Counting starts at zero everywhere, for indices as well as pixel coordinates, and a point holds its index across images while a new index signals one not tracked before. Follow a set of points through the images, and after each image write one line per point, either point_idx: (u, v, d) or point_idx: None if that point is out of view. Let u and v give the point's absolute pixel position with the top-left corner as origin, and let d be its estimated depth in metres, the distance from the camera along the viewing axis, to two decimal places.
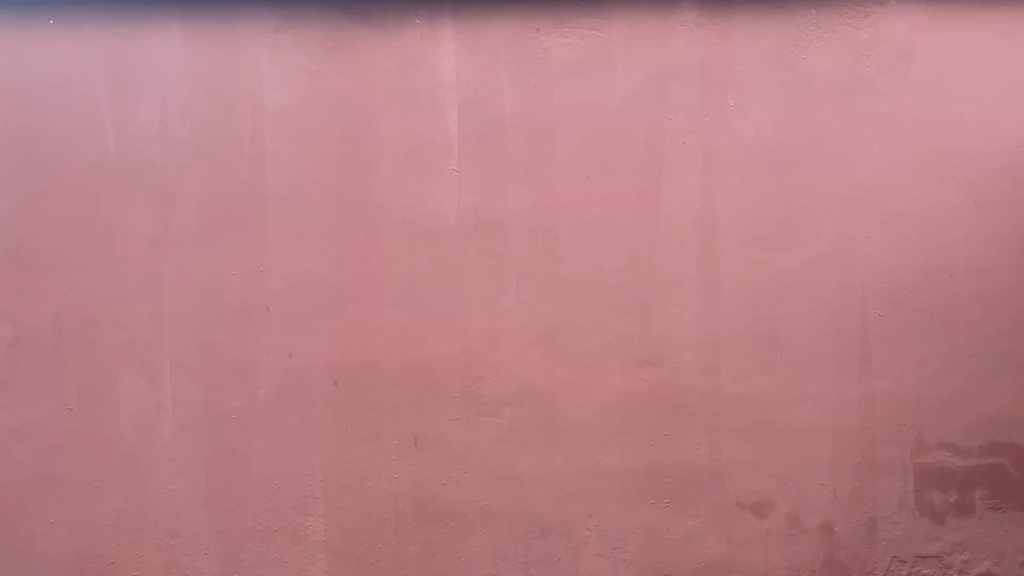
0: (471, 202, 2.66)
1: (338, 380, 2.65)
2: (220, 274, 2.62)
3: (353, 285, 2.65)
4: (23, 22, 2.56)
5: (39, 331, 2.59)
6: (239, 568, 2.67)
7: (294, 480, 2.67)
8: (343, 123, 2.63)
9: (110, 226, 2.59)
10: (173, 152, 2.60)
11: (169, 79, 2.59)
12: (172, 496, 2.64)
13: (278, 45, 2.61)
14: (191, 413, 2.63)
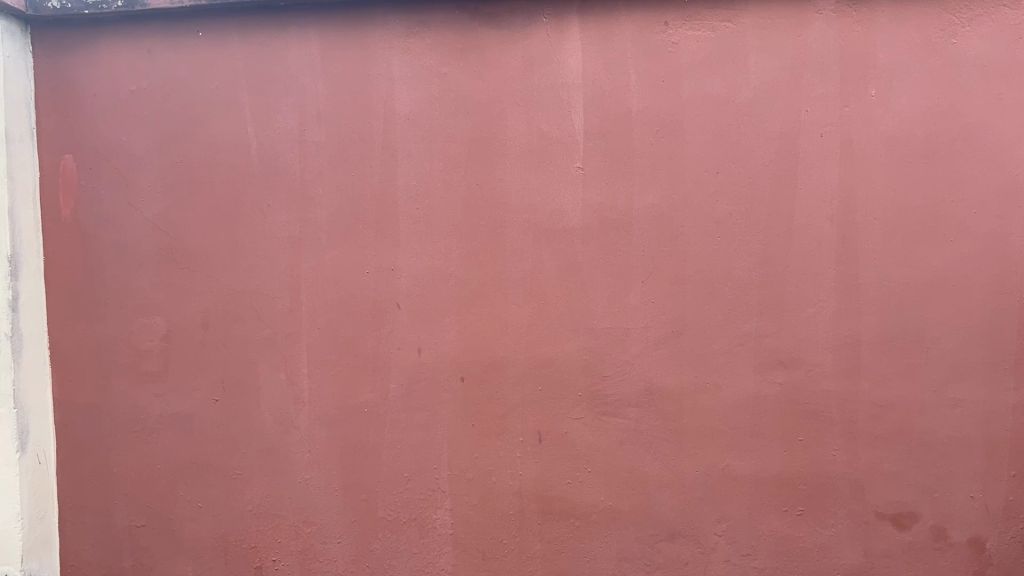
0: (597, 200, 2.64)
1: (464, 376, 2.70)
2: (354, 272, 2.71)
3: (480, 283, 2.68)
4: (174, 34, 2.72)
5: (189, 325, 2.75)
6: (370, 557, 2.76)
7: (422, 474, 2.73)
8: (470, 123, 2.67)
9: (253, 226, 2.73)
10: (311, 155, 2.71)
11: (307, 85, 2.70)
12: (308, 485, 2.76)
13: (408, 49, 2.67)
14: (326, 406, 2.74)
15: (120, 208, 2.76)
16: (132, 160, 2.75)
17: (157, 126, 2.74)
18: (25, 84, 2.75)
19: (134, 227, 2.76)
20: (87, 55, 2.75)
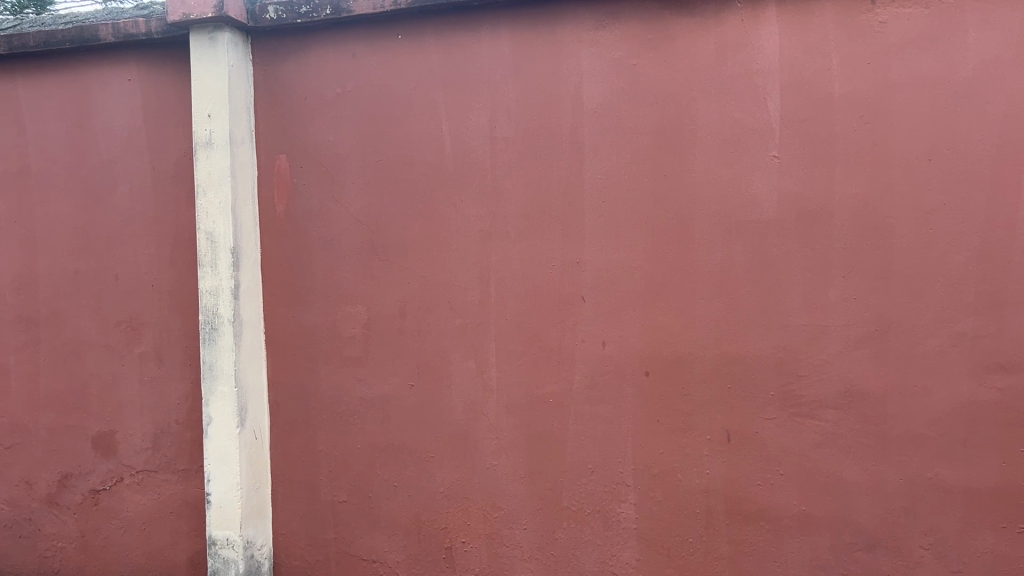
0: (793, 189, 2.54)
1: (649, 371, 2.67)
2: (541, 265, 2.75)
3: (668, 277, 2.64)
4: (377, 38, 2.87)
5: (386, 314, 2.91)
6: (554, 545, 2.79)
7: (606, 467, 2.73)
8: (659, 114, 2.63)
9: (446, 219, 2.83)
10: (501, 149, 2.77)
11: (499, 81, 2.77)
12: (495, 471, 2.83)
13: (598, 41, 2.68)
14: (513, 395, 2.80)
15: (327, 204, 2.95)
16: (338, 159, 2.94)
17: (360, 126, 2.91)
18: (246, 90, 3.00)
19: (338, 221, 2.94)
20: (299, 61, 2.96)
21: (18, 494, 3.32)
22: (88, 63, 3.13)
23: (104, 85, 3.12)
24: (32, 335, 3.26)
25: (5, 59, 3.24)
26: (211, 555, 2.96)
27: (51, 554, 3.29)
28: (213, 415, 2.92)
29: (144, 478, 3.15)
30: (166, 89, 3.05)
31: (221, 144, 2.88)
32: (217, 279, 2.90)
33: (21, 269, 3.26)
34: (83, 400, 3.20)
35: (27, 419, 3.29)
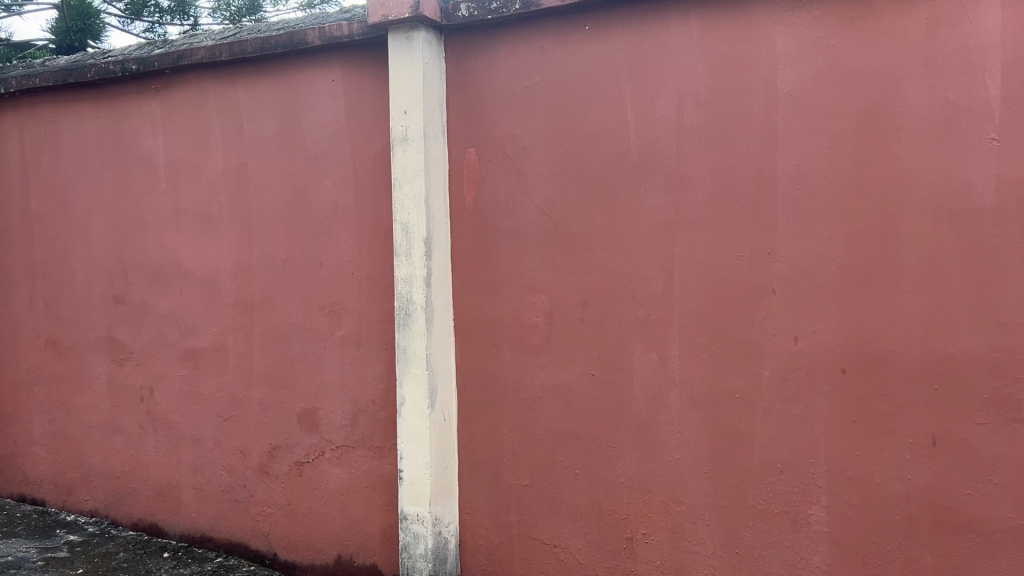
0: (1014, 175, 2.32)
1: (845, 368, 2.54)
2: (729, 256, 2.68)
3: (867, 269, 2.50)
4: (565, 30, 2.90)
5: (570, 304, 2.93)
6: (739, 544, 2.72)
7: (796, 466, 2.62)
8: (860, 97, 2.49)
9: (631, 210, 2.82)
10: (688, 138, 2.72)
11: (688, 68, 2.71)
12: (678, 464, 2.79)
13: (794, 23, 2.57)
14: (697, 388, 2.75)
15: (513, 195, 3.02)
16: (524, 151, 2.99)
17: (546, 118, 2.94)
18: (439, 87, 3.11)
19: (524, 212, 3.00)
20: (488, 56, 3.04)
21: (235, 461, 3.66)
22: (298, 66, 3.37)
23: (312, 85, 3.35)
24: (249, 317, 3.57)
25: (227, 65, 3.55)
26: (402, 529, 3.13)
27: (262, 518, 3.59)
28: (407, 397, 3.08)
29: (342, 453, 3.36)
30: (365, 87, 3.23)
31: (416, 139, 3.01)
32: (410, 268, 3.04)
33: (239, 257, 3.58)
34: (291, 378, 3.47)
35: (243, 394, 3.62)
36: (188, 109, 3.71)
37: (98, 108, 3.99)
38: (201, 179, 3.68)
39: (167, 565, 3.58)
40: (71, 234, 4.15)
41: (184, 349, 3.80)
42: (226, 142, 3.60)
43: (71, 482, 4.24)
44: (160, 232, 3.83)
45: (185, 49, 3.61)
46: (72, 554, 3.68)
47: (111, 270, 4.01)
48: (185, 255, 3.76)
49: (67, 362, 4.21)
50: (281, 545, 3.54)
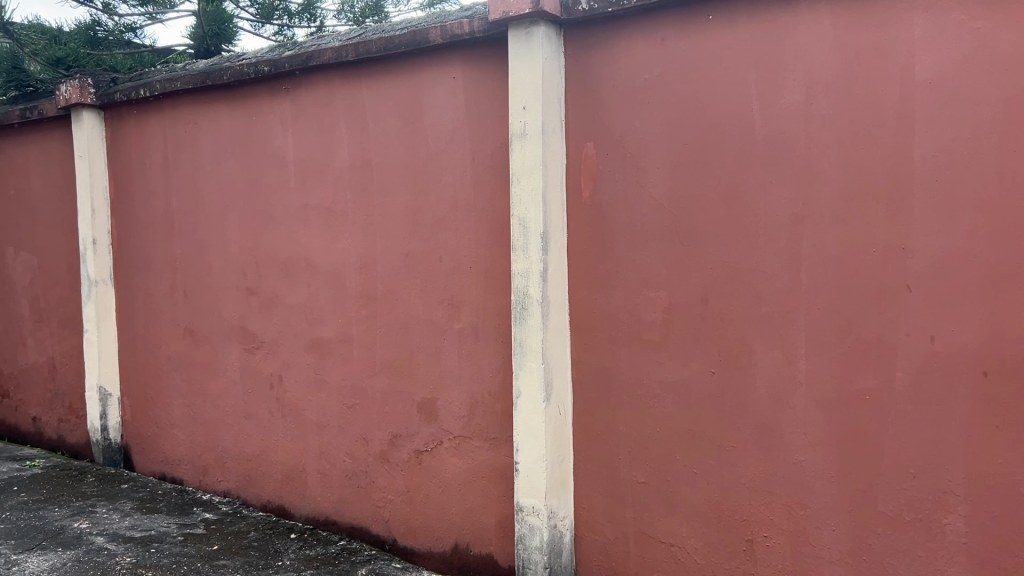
0: None
1: (987, 371, 2.39)
2: (860, 251, 2.57)
3: (1014, 266, 2.35)
4: (687, 20, 2.84)
5: (690, 300, 2.88)
6: (868, 551, 2.61)
7: (932, 473, 2.49)
8: (1008, 83, 2.34)
9: (755, 204, 2.74)
10: (817, 129, 2.62)
11: (817, 56, 2.61)
12: (803, 466, 2.70)
13: (934, 6, 2.43)
14: (824, 389, 2.65)
15: (632, 189, 2.99)
16: (644, 145, 2.95)
17: (666, 111, 2.90)
18: (558, 81, 3.11)
19: (643, 206, 2.96)
20: (608, 49, 3.02)
21: (358, 448, 3.79)
22: (419, 64, 3.44)
23: (433, 83, 3.41)
24: (372, 309, 3.69)
25: (353, 65, 3.67)
26: (518, 521, 3.16)
27: (382, 504, 3.70)
28: (523, 390, 3.11)
29: (460, 444, 3.42)
30: (484, 84, 3.26)
31: (534, 134, 3.02)
32: (527, 262, 3.07)
33: (363, 251, 3.70)
34: (411, 369, 3.56)
35: (366, 383, 3.74)
36: (315, 108, 3.85)
37: (233, 109, 4.21)
38: (328, 176, 3.82)
39: (294, 545, 3.74)
40: (209, 229, 4.40)
41: (311, 339, 3.96)
42: (351, 139, 3.72)
43: (207, 463, 4.49)
44: (290, 227, 4.00)
45: (314, 51, 3.75)
46: (208, 531, 3.90)
47: (244, 263, 4.23)
48: (313, 249, 3.91)
49: (204, 350, 4.47)
50: (400, 531, 3.64)
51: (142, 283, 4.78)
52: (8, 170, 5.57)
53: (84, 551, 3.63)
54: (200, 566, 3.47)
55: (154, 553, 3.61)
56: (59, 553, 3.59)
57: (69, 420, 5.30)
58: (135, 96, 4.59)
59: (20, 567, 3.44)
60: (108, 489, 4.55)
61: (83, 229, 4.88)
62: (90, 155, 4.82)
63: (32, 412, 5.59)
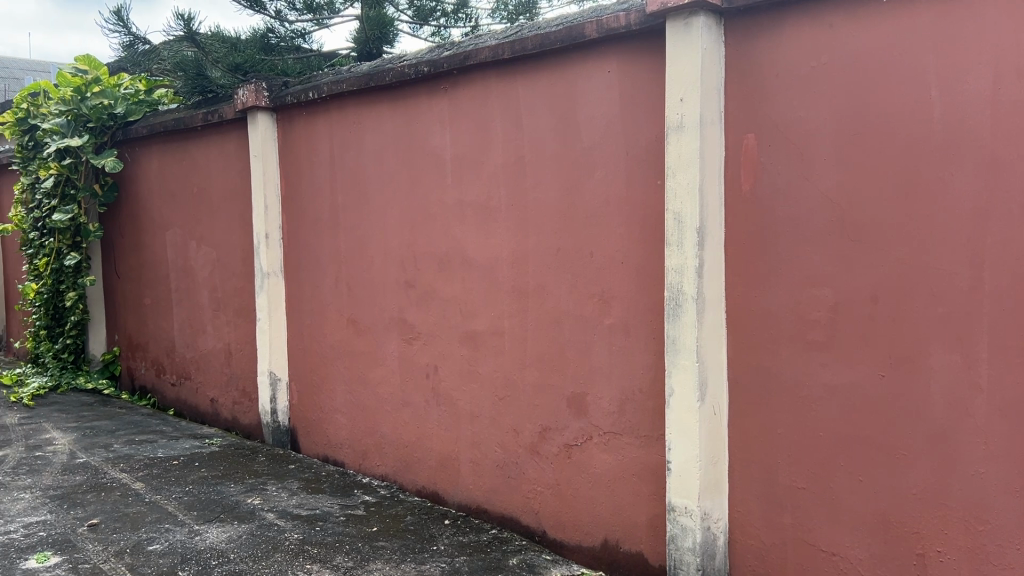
0: None
1: None
2: None
3: None
4: (859, 3, 2.69)
5: (858, 299, 2.73)
6: None
7: None
8: None
9: (933, 196, 2.56)
10: (1006, 116, 2.42)
11: (1008, 36, 2.41)
12: (983, 479, 2.50)
13: None
14: (1010, 396, 2.44)
15: (795, 182, 2.87)
16: (809, 136, 2.83)
17: (835, 99, 2.76)
18: (718, 72, 3.03)
19: (808, 200, 2.84)
20: (771, 37, 2.90)
21: (509, 439, 3.85)
22: (574, 59, 3.44)
23: (587, 78, 3.40)
24: (525, 303, 3.73)
25: (508, 62, 3.73)
26: (670, 520, 3.12)
27: (533, 495, 3.75)
28: (676, 387, 3.06)
29: (610, 439, 3.40)
30: (640, 77, 3.21)
31: (691, 127, 2.96)
32: (682, 258, 3.01)
33: (516, 246, 3.75)
34: (562, 363, 3.58)
35: (517, 376, 3.80)
36: (472, 106, 3.94)
37: (394, 109, 4.37)
38: (483, 172, 3.90)
39: (448, 531, 3.85)
40: (370, 224, 4.59)
41: (465, 331, 4.05)
42: (506, 136, 3.77)
43: (366, 448, 4.70)
44: (446, 222, 4.11)
45: (471, 50, 3.84)
46: (368, 513, 4.08)
47: (403, 257, 4.39)
48: (468, 244, 4.00)
49: (365, 340, 4.68)
50: (550, 524, 3.67)
51: (309, 276, 5.06)
52: (192, 170, 6.04)
53: (257, 525, 3.89)
54: (360, 546, 3.64)
55: (319, 531, 3.81)
56: (235, 526, 3.87)
57: (243, 403, 5.68)
58: (305, 98, 4.85)
59: (202, 537, 3.73)
60: (277, 468, 4.86)
61: (258, 225, 5.23)
62: (264, 155, 5.15)
63: (210, 394, 6.04)
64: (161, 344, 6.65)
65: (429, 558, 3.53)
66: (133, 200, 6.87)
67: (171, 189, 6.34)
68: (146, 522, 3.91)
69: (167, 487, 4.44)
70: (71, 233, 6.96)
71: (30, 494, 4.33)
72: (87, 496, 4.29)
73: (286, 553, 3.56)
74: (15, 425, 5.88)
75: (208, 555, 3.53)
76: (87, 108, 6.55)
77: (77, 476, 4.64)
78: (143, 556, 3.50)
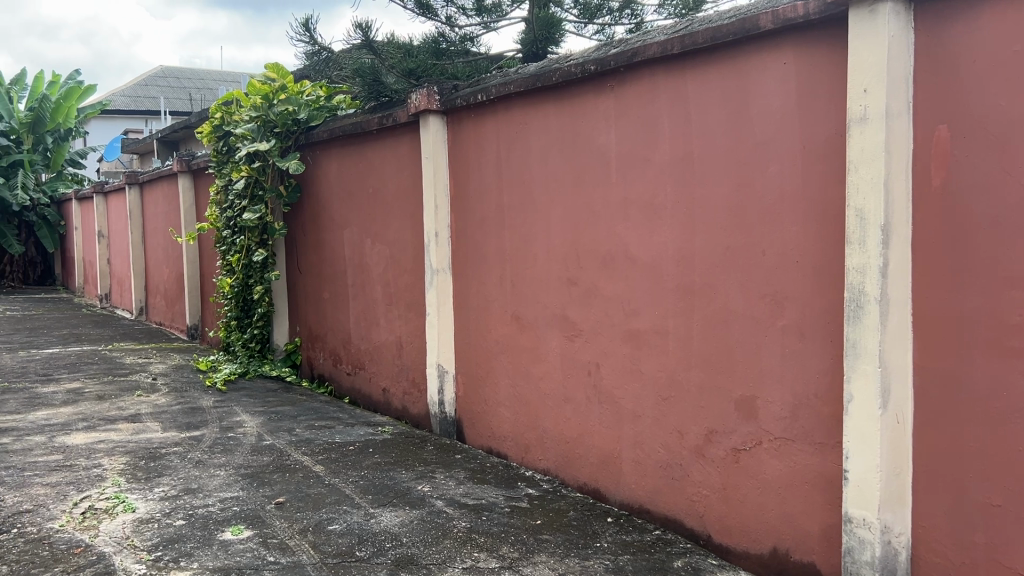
0: None
1: None
2: None
3: None
4: None
5: None
6: None
7: None
8: None
9: None
10: None
11: None
12: None
13: None
14: None
15: (994, 176, 2.64)
16: (1012, 125, 2.59)
17: None
18: (908, 61, 2.82)
19: (1010, 195, 2.60)
20: (968, 18, 2.68)
21: (673, 440, 3.81)
22: (748, 52, 3.35)
23: (762, 71, 3.30)
24: (691, 303, 3.67)
25: (678, 58, 3.68)
26: (846, 532, 2.99)
27: (697, 498, 3.68)
28: (855, 393, 2.93)
29: (781, 445, 3.29)
30: (819, 68, 3.08)
31: (876, 119, 2.81)
32: (864, 257, 2.87)
33: (683, 244, 3.69)
34: (730, 364, 3.50)
35: (682, 376, 3.74)
36: (640, 103, 3.91)
37: (561, 109, 4.41)
38: (650, 170, 3.87)
39: (611, 529, 3.86)
40: (535, 222, 4.66)
41: (628, 330, 4.04)
42: (674, 133, 3.73)
43: (529, 442, 4.78)
44: (611, 220, 4.11)
45: (639, 46, 3.82)
46: (532, 506, 4.15)
47: (567, 255, 4.42)
48: (632, 242, 3.98)
49: (529, 336, 4.75)
50: (716, 528, 3.59)
51: (475, 273, 5.20)
52: (367, 171, 6.36)
53: (427, 511, 4.04)
54: (525, 538, 3.71)
55: (485, 521, 3.92)
56: (407, 511, 4.05)
57: (412, 393, 5.93)
58: (474, 100, 4.99)
59: (377, 520, 3.92)
60: (444, 457, 5.03)
61: (429, 223, 5.46)
62: (435, 156, 5.36)
63: (382, 384, 6.34)
64: (337, 335, 7.05)
65: (593, 554, 3.55)
66: (314, 200, 7.31)
67: (348, 189, 6.70)
68: (327, 502, 4.17)
69: (344, 471, 4.71)
70: (259, 230, 7.53)
71: (224, 471, 4.72)
72: (274, 475, 4.62)
73: (454, 540, 3.68)
74: (211, 407, 6.42)
75: (383, 537, 3.71)
76: (274, 114, 7.04)
77: (265, 456, 5.01)
78: (324, 534, 3.73)
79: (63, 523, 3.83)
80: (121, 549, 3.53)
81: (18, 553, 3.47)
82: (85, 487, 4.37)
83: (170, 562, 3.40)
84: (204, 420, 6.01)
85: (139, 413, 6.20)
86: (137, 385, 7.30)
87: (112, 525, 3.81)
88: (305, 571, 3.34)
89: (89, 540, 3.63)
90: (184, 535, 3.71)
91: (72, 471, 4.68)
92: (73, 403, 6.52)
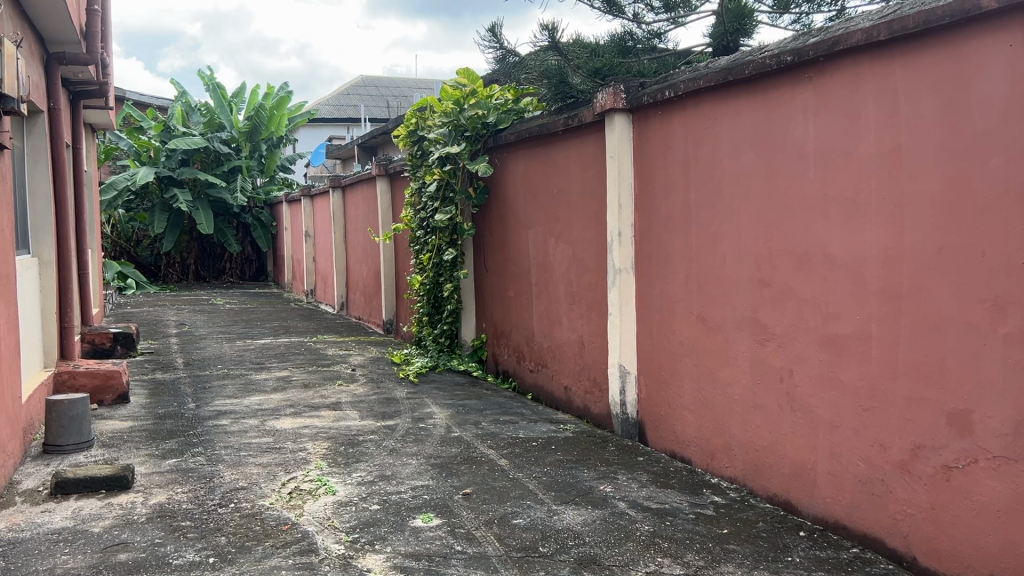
0: None
1: None
2: None
3: None
4: None
5: None
6: None
7: None
8: None
9: None
10: None
11: None
12: None
13: None
14: None
15: None
16: None
17: None
18: None
19: None
20: None
21: (875, 454, 3.56)
22: (968, 35, 3.06)
23: (984, 55, 3.00)
24: (897, 307, 3.42)
25: (884, 46, 3.45)
26: None
27: (901, 517, 3.43)
28: None
29: (1001, 465, 2.98)
30: None
31: None
32: None
33: (888, 245, 3.45)
34: (942, 375, 3.22)
35: (887, 386, 3.49)
36: (842, 94, 3.68)
37: (753, 102, 4.25)
38: (852, 165, 3.64)
39: (804, 543, 3.67)
40: (724, 220, 4.52)
41: (826, 335, 3.82)
42: (880, 124, 3.48)
43: (715, 448, 4.64)
44: (808, 218, 3.91)
45: (841, 34, 3.63)
46: (718, 513, 4.03)
47: (759, 255, 4.25)
48: (830, 243, 3.77)
49: (716, 338, 4.62)
50: (921, 550, 3.33)
51: (660, 273, 5.12)
52: (552, 171, 6.43)
53: (609, 512, 4.03)
54: (711, 546, 3.61)
55: (670, 526, 3.85)
56: (590, 510, 4.05)
57: (594, 392, 5.92)
58: (661, 97, 4.92)
59: (561, 517, 3.96)
60: (627, 459, 5.00)
61: (612, 222, 5.45)
62: (619, 154, 5.34)
63: (564, 382, 6.38)
64: (522, 333, 7.17)
65: (784, 568, 3.40)
66: (500, 200, 7.49)
67: (533, 190, 6.80)
68: (511, 496, 4.25)
69: (528, 466, 4.80)
70: (449, 231, 7.83)
71: (415, 460, 4.94)
72: (461, 467, 4.78)
73: (638, 543, 3.64)
74: (403, 398, 6.75)
75: (565, 535, 3.73)
76: (464, 118, 7.35)
77: (453, 447, 5.20)
78: (507, 528, 3.81)
79: (273, 501, 4.16)
80: (323, 528, 3.78)
81: (235, 526, 3.81)
82: (292, 469, 4.72)
83: (366, 544, 3.60)
84: (398, 410, 6.32)
85: (338, 401, 6.62)
86: (338, 375, 7.79)
87: (315, 506, 4.09)
88: (490, 563, 3.42)
89: (295, 518, 3.92)
90: (379, 519, 3.92)
91: (281, 452, 5.08)
92: (281, 390, 7.08)
